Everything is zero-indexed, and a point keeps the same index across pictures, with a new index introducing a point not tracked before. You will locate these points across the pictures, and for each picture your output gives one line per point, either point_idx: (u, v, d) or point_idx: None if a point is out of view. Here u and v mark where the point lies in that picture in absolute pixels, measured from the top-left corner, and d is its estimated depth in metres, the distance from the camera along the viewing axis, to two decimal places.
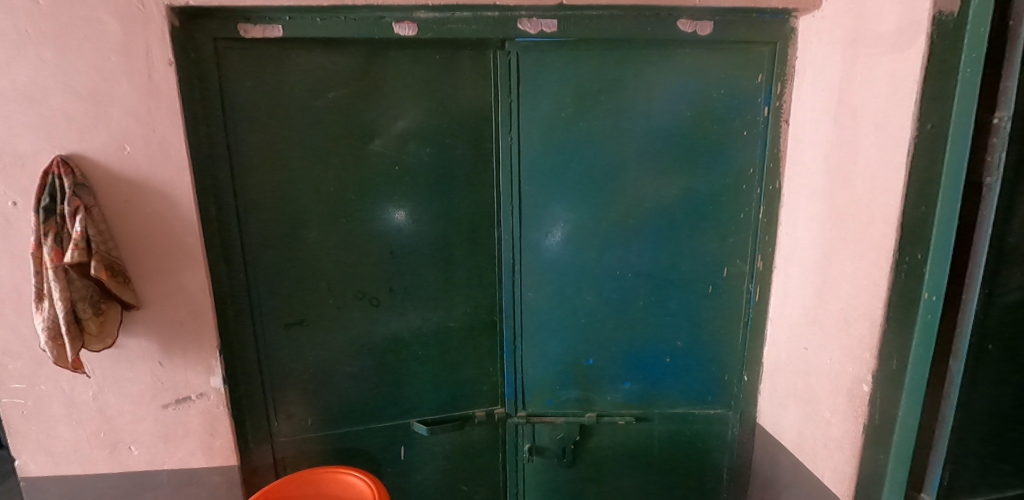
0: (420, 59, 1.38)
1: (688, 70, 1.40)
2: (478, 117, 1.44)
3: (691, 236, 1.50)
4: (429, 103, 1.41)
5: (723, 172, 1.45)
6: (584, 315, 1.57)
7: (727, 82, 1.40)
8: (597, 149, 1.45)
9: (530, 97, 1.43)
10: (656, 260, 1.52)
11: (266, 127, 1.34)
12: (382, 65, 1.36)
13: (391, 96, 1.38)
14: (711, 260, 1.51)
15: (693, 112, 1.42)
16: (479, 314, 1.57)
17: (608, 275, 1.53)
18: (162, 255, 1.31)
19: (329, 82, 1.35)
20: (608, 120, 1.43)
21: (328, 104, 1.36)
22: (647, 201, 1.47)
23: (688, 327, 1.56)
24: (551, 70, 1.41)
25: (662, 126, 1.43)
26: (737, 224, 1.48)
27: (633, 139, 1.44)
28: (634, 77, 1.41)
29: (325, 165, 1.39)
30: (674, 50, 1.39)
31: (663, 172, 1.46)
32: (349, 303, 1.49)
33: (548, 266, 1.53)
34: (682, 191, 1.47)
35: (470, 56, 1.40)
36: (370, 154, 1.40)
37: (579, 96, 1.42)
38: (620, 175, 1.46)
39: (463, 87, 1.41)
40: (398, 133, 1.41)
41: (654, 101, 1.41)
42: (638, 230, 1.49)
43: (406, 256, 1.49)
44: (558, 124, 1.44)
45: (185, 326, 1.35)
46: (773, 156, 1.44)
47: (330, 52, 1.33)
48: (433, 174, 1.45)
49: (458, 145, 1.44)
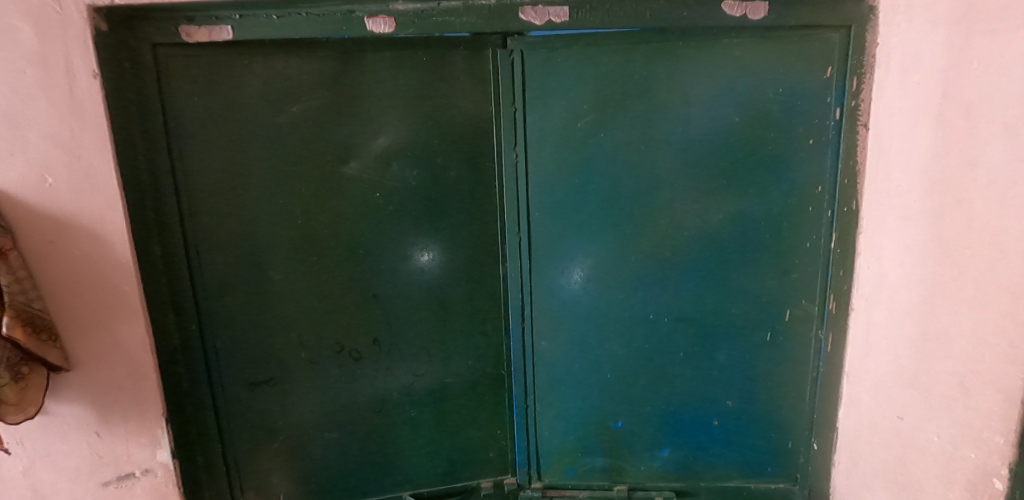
0: (403, 62, 1.13)
1: (737, 65, 1.11)
2: (475, 131, 1.19)
3: (743, 272, 1.20)
4: (415, 117, 1.16)
5: (783, 192, 1.16)
6: (611, 368, 1.28)
7: (787, 78, 1.11)
8: (622, 166, 1.17)
9: (538, 105, 1.17)
10: (699, 301, 1.22)
11: (218, 149, 1.11)
12: (357, 71, 1.12)
13: (369, 108, 1.14)
14: (769, 301, 1.21)
15: (743, 116, 1.13)
16: (483, 367, 1.30)
17: (639, 320, 1.24)
18: (94, 305, 1.08)
19: (293, 93, 1.11)
20: (636, 130, 1.15)
21: (293, 120, 1.12)
22: (687, 229, 1.19)
23: (740, 384, 1.26)
24: (563, 71, 1.14)
25: (703, 136, 1.14)
26: (801, 255, 1.18)
27: (668, 154, 1.16)
28: (667, 76, 1.13)
29: (292, 194, 1.15)
30: (717, 41, 1.11)
31: (707, 194, 1.17)
32: (326, 357, 1.24)
33: (566, 309, 1.26)
34: (730, 216, 1.17)
35: (464, 57, 1.15)
36: (345, 178, 1.16)
37: (600, 101, 1.15)
38: (652, 197, 1.18)
39: (457, 96, 1.17)
40: (379, 153, 1.16)
41: (694, 105, 1.13)
42: (676, 265, 1.20)
43: (392, 299, 1.23)
44: (574, 137, 1.17)
45: (125, 391, 1.13)
46: (847, 171, 1.13)
47: (294, 56, 1.10)
48: (422, 200, 1.19)
49: (451, 165, 1.19)
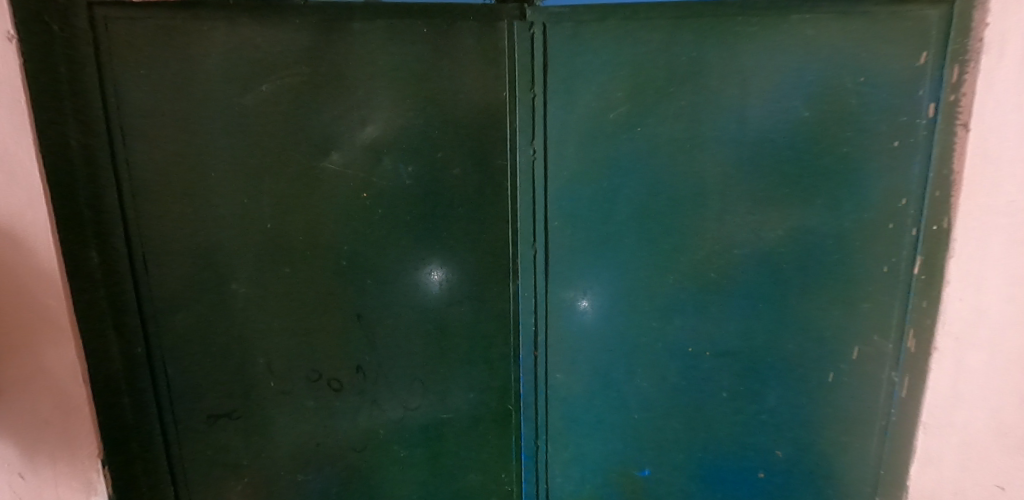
0: (398, 34, 0.93)
1: (810, 47, 0.90)
2: (484, 121, 0.98)
3: (803, 300, 0.99)
4: (411, 101, 0.95)
5: (857, 204, 0.95)
6: (639, 407, 1.08)
7: (870, 65, 0.90)
8: (661, 168, 0.97)
9: (563, 91, 0.97)
10: (748, 333, 1.01)
11: (169, 135, 0.90)
12: (341, 43, 0.92)
13: (355, 89, 0.94)
14: (833, 335, 1.00)
15: (814, 110, 0.92)
16: (487, 401, 1.11)
17: (674, 353, 1.04)
18: (18, 323, 0.89)
19: (263, 67, 0.91)
20: (681, 123, 0.95)
21: (262, 101, 0.92)
22: (738, 246, 0.98)
23: (793, 432, 1.05)
24: (593, 50, 0.94)
25: (763, 134, 0.94)
26: (875, 281, 0.97)
27: (719, 155, 0.95)
28: (721, 59, 0.92)
29: (260, 193, 0.95)
30: (785, 18, 0.90)
31: (764, 203, 0.96)
32: (300, 386, 1.04)
33: (587, 337, 1.06)
34: (793, 232, 0.96)
35: (474, 29, 0.95)
36: (325, 175, 0.96)
37: (638, 88, 0.94)
38: (697, 206, 0.97)
39: (463, 77, 0.96)
40: (367, 145, 0.96)
41: (754, 97, 0.93)
42: (722, 289, 1.00)
43: (380, 320, 1.03)
44: (604, 131, 0.97)
45: (52, 424, 0.93)
46: (940, 181, 0.92)
47: (263, 22, 0.89)
48: (418, 203, 0.99)
49: (455, 162, 0.99)
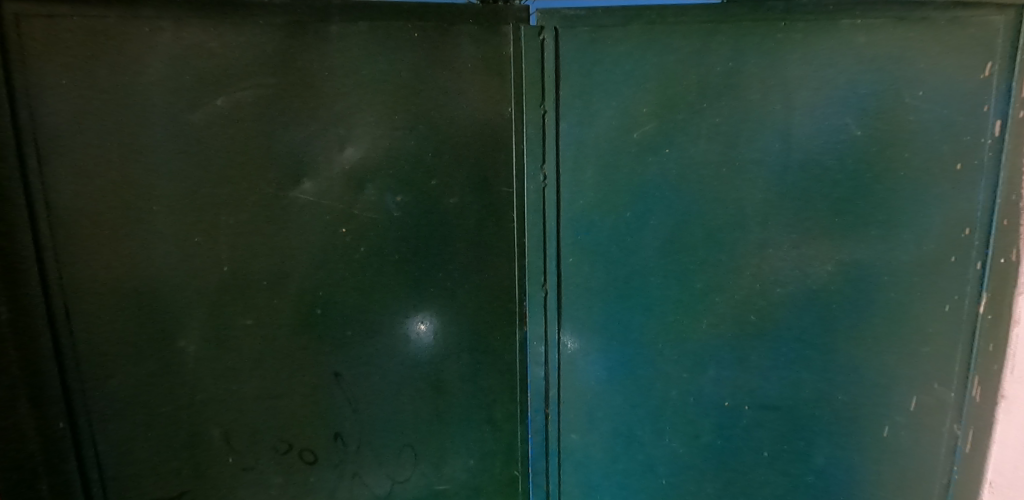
0: (384, 38, 0.78)
1: (862, 57, 0.78)
2: (486, 142, 0.84)
3: (854, 345, 0.86)
4: (399, 118, 0.80)
5: (916, 236, 0.82)
6: (667, 470, 0.93)
7: (930, 77, 0.77)
8: (693, 196, 0.83)
9: (578, 107, 0.83)
10: (792, 384, 0.88)
11: (101, 160, 0.73)
12: (316, 49, 0.77)
13: (333, 104, 0.78)
14: (889, 385, 0.87)
15: (867, 128, 0.79)
16: (490, 468, 0.95)
17: (707, 408, 0.90)
18: None
19: (218, 77, 0.74)
20: (716, 144, 0.82)
21: (217, 118, 0.75)
22: (781, 284, 0.85)
23: (842, 495, 0.92)
24: (613, 59, 0.81)
25: (810, 156, 0.81)
26: (934, 320, 0.84)
27: (760, 181, 0.82)
28: (760, 69, 0.80)
29: (216, 229, 0.78)
30: (834, 23, 0.78)
31: (811, 234, 0.83)
32: (265, 460, 0.86)
33: (606, 390, 0.92)
34: (844, 268, 0.84)
35: (474, 34, 0.81)
36: (295, 207, 0.79)
37: (666, 104, 0.81)
38: (734, 238, 0.84)
39: (461, 90, 0.81)
40: (346, 171, 0.80)
41: (800, 114, 0.80)
42: (762, 334, 0.87)
43: (362, 378, 0.87)
44: (627, 153, 0.83)
45: None
46: (1009, 208, 0.79)
47: (220, 25, 0.74)
48: (409, 240, 0.83)
49: (452, 189, 0.83)
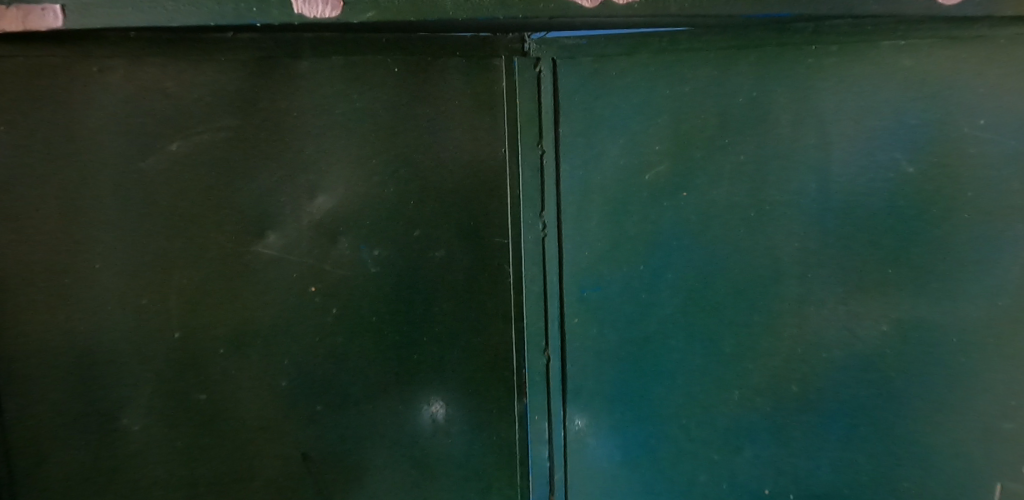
0: (359, 75, 0.69)
1: (906, 83, 0.66)
2: (478, 188, 0.74)
3: (918, 423, 0.71)
4: (378, 163, 0.71)
5: (986, 292, 0.67)
6: None
7: (990, 105, 0.64)
8: (717, 246, 0.72)
9: (582, 148, 0.74)
10: (844, 469, 0.74)
11: (37, 212, 0.63)
12: (284, 86, 0.68)
13: (302, 148, 0.69)
14: (967, 473, 0.71)
15: (919, 165, 0.66)
16: None
17: (742, 496, 0.77)
18: None
19: (174, 121, 0.66)
20: (741, 186, 0.71)
21: (171, 166, 0.66)
22: (827, 348, 0.72)
23: None
24: (620, 93, 0.72)
25: (853, 199, 0.68)
26: (1018, 395, 0.68)
27: (795, 228, 0.70)
28: (789, 99, 0.69)
29: (167, 291, 0.68)
30: (874, 45, 0.66)
31: (860, 288, 0.70)
32: None
33: (620, 472, 0.80)
34: (903, 328, 0.69)
35: (462, 69, 0.72)
36: (257, 264, 0.69)
37: (681, 142, 0.71)
38: (767, 294, 0.72)
39: (448, 130, 0.72)
40: (315, 224, 0.70)
41: (840, 150, 0.68)
42: (805, 408, 0.73)
43: (337, 459, 0.75)
44: (638, 198, 0.73)
45: None
46: None
47: (177, 63, 0.66)
48: (388, 300, 0.73)
49: (437, 242, 0.73)
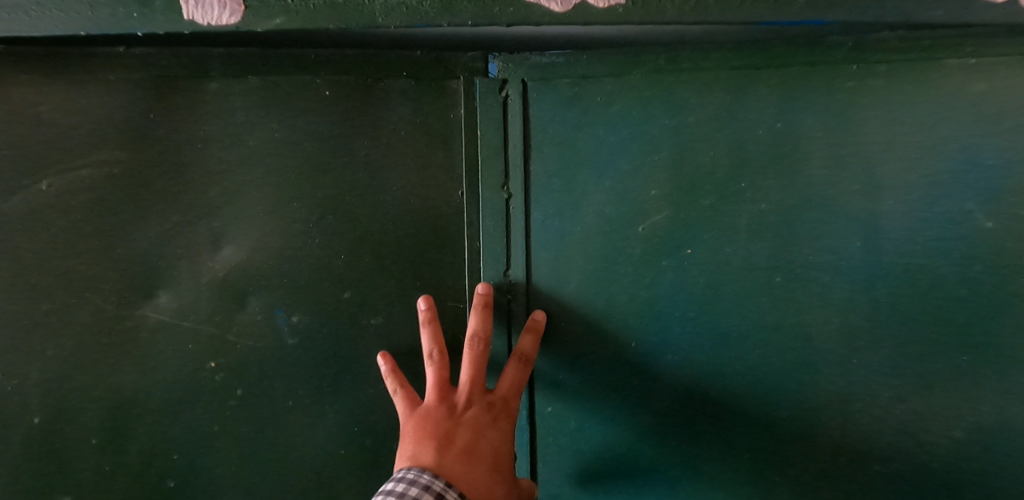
0: (281, 100, 0.56)
1: (978, 113, 0.50)
2: (426, 239, 0.59)
3: None
4: (301, 208, 0.57)
5: None
6: None
7: None
8: (731, 320, 0.56)
9: (558, 193, 0.58)
10: None
11: None
12: (184, 111, 0.55)
13: (204, 188, 0.56)
14: None
15: (998, 219, 0.50)
16: None
17: None
18: None
19: (49, 152, 0.54)
20: (761, 243, 0.55)
21: (40, 208, 0.54)
22: (880, 460, 0.54)
23: None
24: (606, 124, 0.57)
25: (912, 263, 0.52)
26: None
27: (834, 300, 0.54)
28: (823, 132, 0.53)
29: (29, 364, 0.54)
30: (935, 63, 0.51)
31: (924, 383, 0.52)
32: None
33: None
34: (982, 438, 0.52)
35: (408, 92, 0.58)
36: (144, 332, 0.55)
37: (683, 185, 0.56)
38: (796, 384, 0.55)
39: (390, 167, 0.58)
40: (219, 284, 0.56)
41: (895, 198, 0.52)
42: None
43: None
44: (629, 256, 0.57)
45: None
46: None
47: (55, 82, 0.53)
48: (309, 380, 0.58)
49: (373, 307, 0.58)
